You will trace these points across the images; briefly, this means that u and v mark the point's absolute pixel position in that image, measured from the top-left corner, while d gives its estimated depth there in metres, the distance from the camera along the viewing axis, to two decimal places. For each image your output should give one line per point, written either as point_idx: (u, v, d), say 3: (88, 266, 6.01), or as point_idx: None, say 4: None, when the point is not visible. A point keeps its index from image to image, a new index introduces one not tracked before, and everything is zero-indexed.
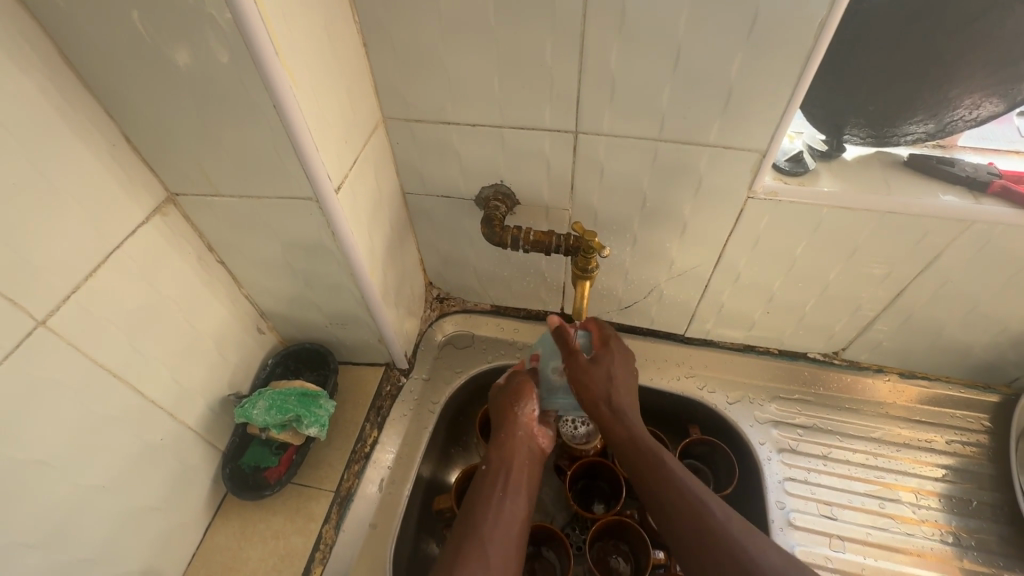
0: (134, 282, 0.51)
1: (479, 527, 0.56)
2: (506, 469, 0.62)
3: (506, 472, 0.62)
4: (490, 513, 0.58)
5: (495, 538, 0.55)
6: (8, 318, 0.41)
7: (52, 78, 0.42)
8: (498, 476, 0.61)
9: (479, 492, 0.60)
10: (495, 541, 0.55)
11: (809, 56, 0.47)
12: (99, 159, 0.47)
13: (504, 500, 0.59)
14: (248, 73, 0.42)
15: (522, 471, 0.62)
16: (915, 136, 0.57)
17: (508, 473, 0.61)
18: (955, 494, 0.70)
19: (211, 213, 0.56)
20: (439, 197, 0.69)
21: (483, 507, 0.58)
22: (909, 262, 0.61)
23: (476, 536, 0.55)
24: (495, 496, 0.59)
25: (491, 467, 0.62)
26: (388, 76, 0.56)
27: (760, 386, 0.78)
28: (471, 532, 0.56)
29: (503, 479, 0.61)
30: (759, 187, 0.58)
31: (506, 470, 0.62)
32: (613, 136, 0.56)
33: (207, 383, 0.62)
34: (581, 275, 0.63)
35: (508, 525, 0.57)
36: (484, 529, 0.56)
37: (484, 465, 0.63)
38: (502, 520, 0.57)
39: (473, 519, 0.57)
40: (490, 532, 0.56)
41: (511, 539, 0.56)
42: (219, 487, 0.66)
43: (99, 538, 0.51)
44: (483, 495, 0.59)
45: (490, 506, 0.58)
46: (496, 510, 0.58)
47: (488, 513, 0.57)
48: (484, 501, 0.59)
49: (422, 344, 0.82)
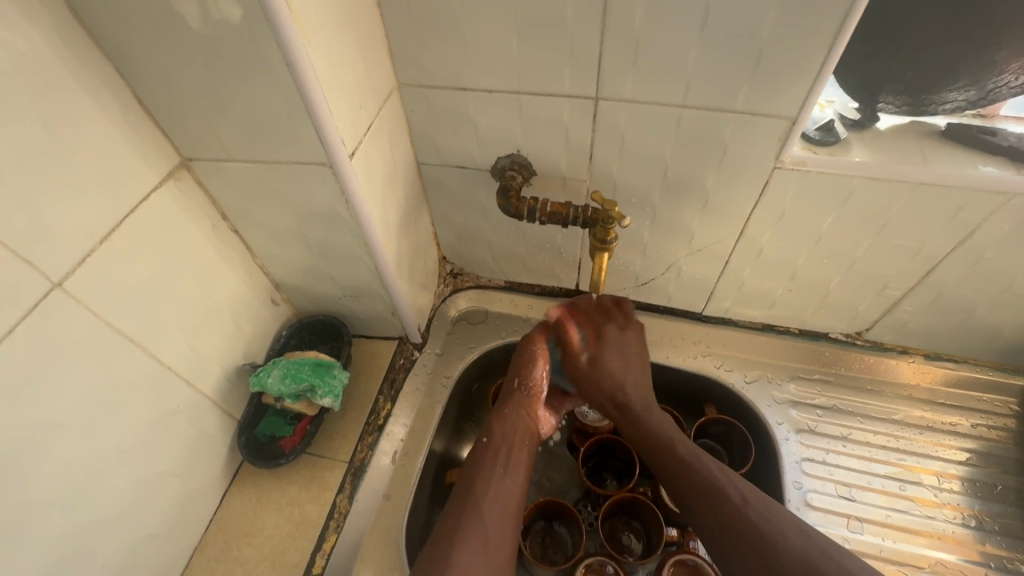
0: (149, 247, 0.51)
1: (477, 502, 0.55)
2: (507, 447, 0.61)
3: (506, 449, 0.61)
4: (490, 489, 0.57)
5: (493, 514, 0.54)
6: (25, 279, 0.41)
7: (63, 35, 0.41)
8: (498, 452, 0.60)
9: (479, 467, 0.59)
10: (493, 518, 0.54)
11: (848, 14, 0.44)
12: (112, 120, 0.46)
13: (504, 477, 0.58)
14: (260, 30, 0.40)
15: (521, 450, 0.62)
16: (955, 104, 0.54)
17: (507, 451, 0.61)
18: (978, 478, 0.68)
19: (224, 180, 0.55)
20: (454, 168, 0.68)
21: (482, 484, 0.57)
22: (943, 237, 0.58)
23: (474, 512, 0.54)
24: (495, 473, 0.58)
25: (492, 442, 0.61)
26: (403, 39, 0.55)
27: (779, 366, 0.77)
28: (470, 508, 0.55)
29: (503, 457, 0.60)
30: (787, 157, 0.55)
31: (511, 446, 0.61)
32: (635, 102, 0.54)
33: (222, 352, 0.62)
34: (599, 246, 0.62)
35: (507, 502, 0.56)
36: (483, 505, 0.55)
37: (485, 440, 0.62)
38: (501, 497, 0.56)
39: (473, 496, 0.56)
40: (489, 504, 0.55)
41: (509, 516, 0.55)
42: (235, 455, 0.67)
43: (118, 500, 0.52)
44: (484, 471, 0.58)
45: (490, 482, 0.57)
46: (494, 489, 0.57)
47: (488, 490, 0.56)
48: (484, 477, 0.58)
49: (436, 319, 0.82)
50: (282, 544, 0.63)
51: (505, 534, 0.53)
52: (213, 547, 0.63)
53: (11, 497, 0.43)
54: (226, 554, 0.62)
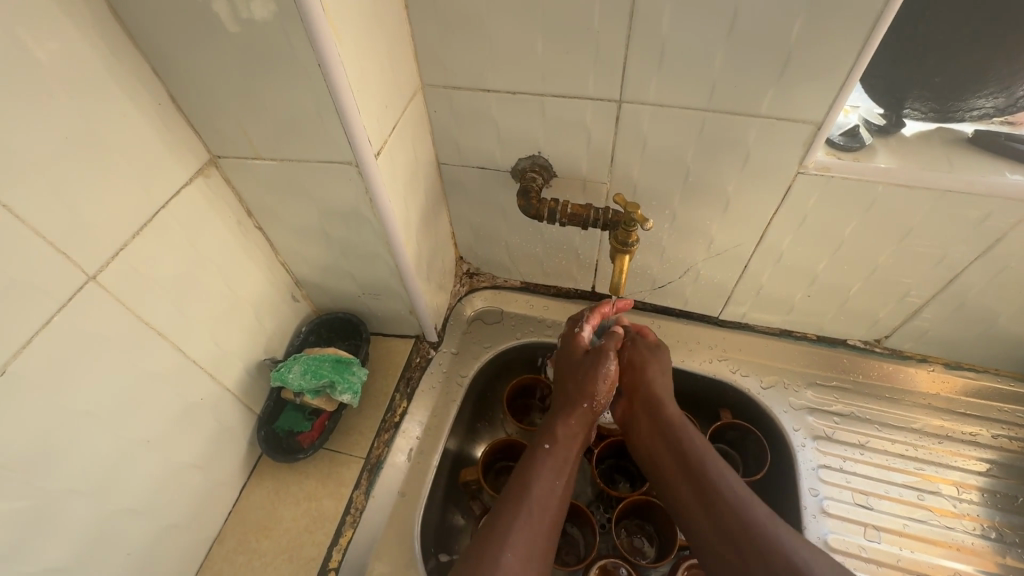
0: (178, 242, 0.52)
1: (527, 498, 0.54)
2: (568, 455, 0.59)
3: (562, 449, 0.59)
4: (543, 493, 0.55)
5: (542, 523, 0.53)
6: (62, 271, 0.42)
7: (102, 33, 0.42)
8: (558, 461, 0.58)
9: (538, 470, 0.57)
10: (542, 526, 0.53)
11: (877, 20, 0.44)
12: (146, 117, 0.47)
13: (558, 486, 0.56)
14: (294, 30, 0.41)
15: (579, 460, 0.60)
16: (983, 111, 0.54)
17: (567, 459, 0.59)
18: (998, 490, 0.68)
19: (251, 177, 0.56)
20: (475, 169, 0.68)
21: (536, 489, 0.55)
22: (968, 244, 0.58)
23: (524, 517, 0.53)
24: (553, 482, 0.56)
25: (555, 447, 0.59)
26: (429, 41, 0.55)
27: (796, 371, 0.76)
28: (522, 511, 0.53)
29: (562, 463, 0.58)
30: (811, 162, 0.55)
31: (564, 444, 0.60)
32: (658, 106, 0.54)
33: (244, 346, 0.63)
34: (620, 249, 0.62)
35: (556, 511, 0.55)
36: (535, 511, 0.53)
37: (547, 444, 0.59)
38: (552, 506, 0.55)
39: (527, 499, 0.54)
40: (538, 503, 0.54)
41: (554, 526, 0.54)
42: (254, 449, 0.68)
43: (143, 490, 0.53)
44: (536, 465, 0.57)
45: (543, 477, 0.56)
46: (548, 498, 0.55)
47: (542, 495, 0.55)
48: (541, 482, 0.56)
49: (452, 318, 0.82)
50: (299, 538, 0.63)
51: (548, 544, 0.52)
52: (232, 539, 0.64)
53: (44, 483, 0.44)
54: (245, 546, 0.63)
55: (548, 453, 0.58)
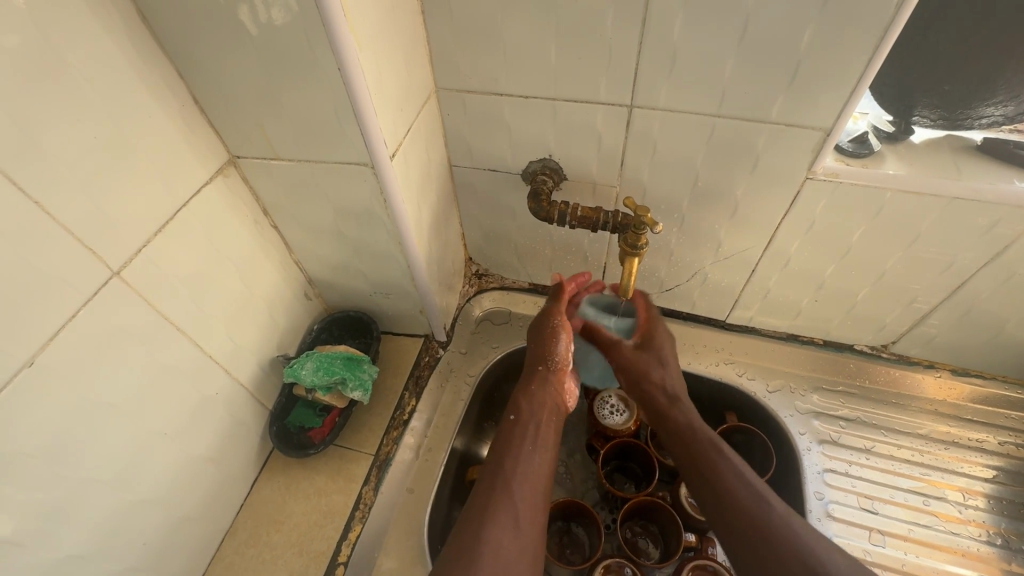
0: (197, 240, 0.53)
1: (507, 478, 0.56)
2: (533, 424, 0.62)
3: (535, 426, 0.62)
4: (519, 466, 0.57)
5: (523, 493, 0.55)
6: (87, 266, 0.44)
7: (129, 35, 0.44)
8: (525, 429, 0.61)
9: (508, 444, 0.60)
10: (523, 495, 0.55)
11: (888, 29, 0.44)
12: (170, 117, 0.48)
13: (534, 455, 0.59)
14: (316, 35, 0.42)
15: (547, 427, 0.63)
16: (992, 119, 0.54)
17: (534, 429, 0.61)
18: (1004, 496, 0.68)
19: (269, 177, 0.57)
20: (486, 171, 0.69)
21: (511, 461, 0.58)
22: (975, 252, 0.58)
23: (504, 489, 0.55)
24: (523, 449, 0.59)
25: (520, 418, 0.62)
26: (444, 45, 0.57)
27: (802, 375, 0.77)
28: (501, 486, 0.55)
29: (529, 433, 0.61)
30: (820, 169, 0.56)
31: (536, 423, 0.62)
32: (669, 111, 0.55)
33: (258, 342, 0.64)
34: (630, 252, 0.62)
35: (535, 480, 0.57)
36: (513, 482, 0.56)
37: (513, 416, 0.63)
38: (530, 475, 0.57)
39: (504, 472, 0.57)
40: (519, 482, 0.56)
41: (538, 497, 0.56)
42: (266, 444, 0.69)
43: (160, 481, 0.54)
44: (512, 445, 0.59)
45: (520, 456, 0.58)
46: (523, 467, 0.57)
47: (517, 466, 0.57)
48: (513, 453, 0.58)
49: (461, 318, 0.83)
50: (309, 532, 0.64)
51: (533, 514, 0.54)
52: (243, 532, 0.65)
53: (66, 472, 0.45)
54: (256, 540, 0.64)
55: (513, 424, 0.62)
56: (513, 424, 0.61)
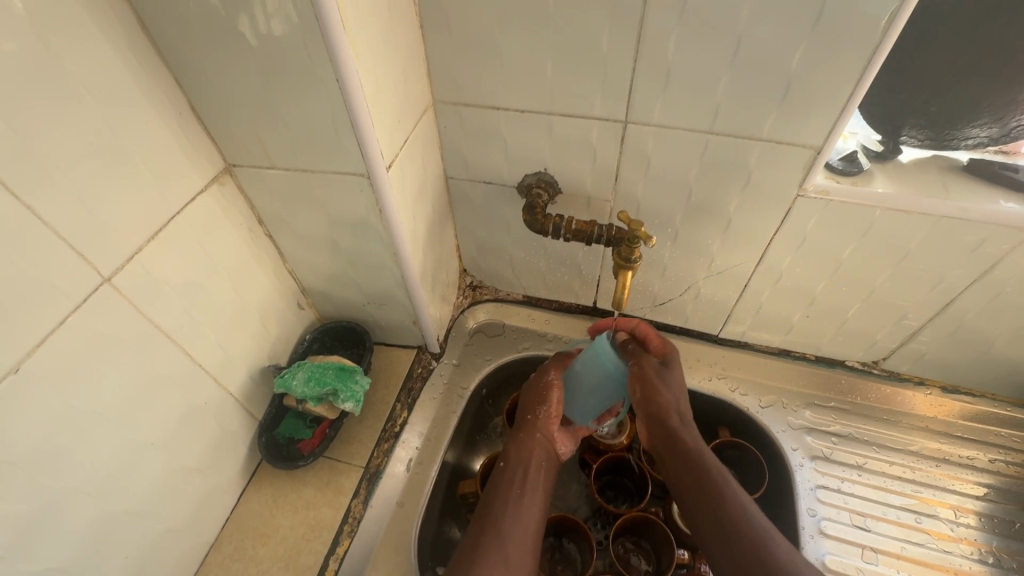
0: (190, 249, 0.53)
1: (496, 523, 0.57)
2: (522, 470, 0.62)
3: (524, 473, 0.62)
4: (508, 510, 0.59)
5: (523, 529, 0.58)
6: (78, 272, 0.43)
7: (130, 45, 0.44)
8: (516, 477, 0.62)
9: (498, 486, 0.61)
10: (512, 538, 0.56)
11: (875, 52, 0.46)
12: (168, 125, 0.49)
13: (531, 492, 0.61)
14: (315, 46, 0.43)
15: (536, 475, 0.63)
16: (977, 140, 0.56)
17: (523, 477, 0.62)
18: (996, 515, 0.68)
19: (264, 185, 0.57)
20: (481, 184, 0.69)
21: (504, 506, 0.59)
22: (964, 269, 0.59)
23: (506, 525, 0.57)
24: (518, 499, 0.60)
25: (509, 465, 0.63)
26: (441, 59, 0.57)
27: (793, 391, 0.77)
28: (489, 529, 0.57)
29: (520, 477, 0.62)
30: (811, 186, 0.57)
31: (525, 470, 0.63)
32: (662, 127, 0.56)
33: (249, 352, 0.63)
34: (623, 266, 0.62)
35: (526, 524, 0.58)
36: (502, 525, 0.57)
37: (502, 463, 0.64)
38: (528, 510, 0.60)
39: (491, 516, 0.58)
40: (508, 529, 0.57)
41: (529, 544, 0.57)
42: (255, 455, 0.68)
43: (146, 492, 0.53)
44: (502, 491, 0.60)
45: (508, 502, 0.59)
46: (517, 509, 0.59)
47: (507, 510, 0.59)
48: (501, 498, 0.60)
49: (454, 330, 0.83)
50: (295, 547, 0.63)
51: (524, 555, 0.56)
52: (227, 546, 0.64)
53: (51, 482, 0.44)
54: (242, 553, 0.63)
55: (502, 470, 0.63)
56: (502, 471, 0.62)
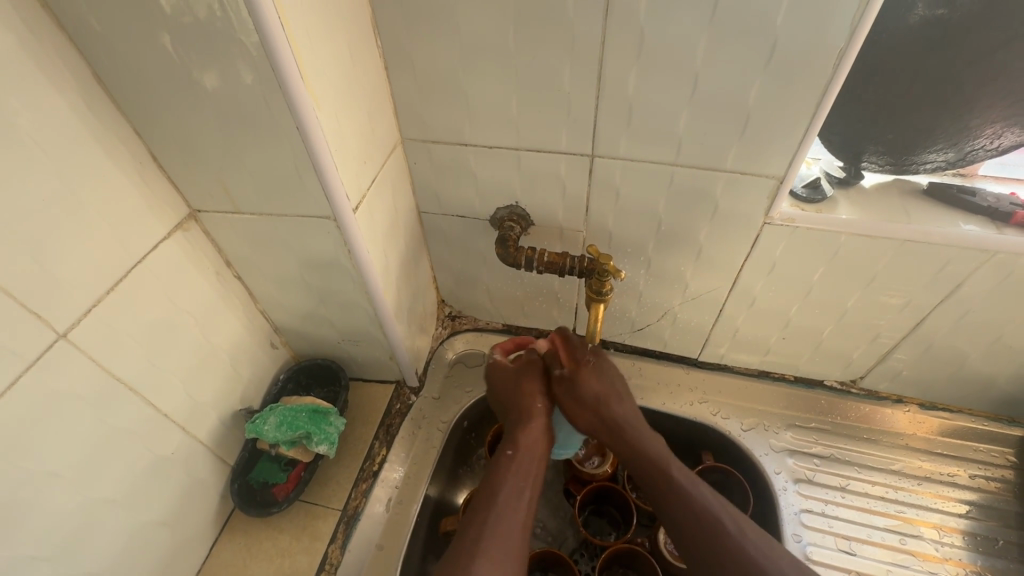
0: (155, 296, 0.52)
1: (496, 514, 0.56)
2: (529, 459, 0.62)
3: (524, 466, 0.61)
4: (502, 500, 0.57)
5: (514, 529, 0.56)
6: (31, 330, 0.42)
7: (84, 97, 0.44)
8: (520, 467, 0.61)
9: (499, 475, 0.60)
10: (503, 528, 0.55)
11: (828, 85, 0.47)
12: (126, 174, 0.48)
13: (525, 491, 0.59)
14: (274, 95, 0.43)
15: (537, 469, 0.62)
16: (935, 165, 0.57)
17: (526, 468, 0.61)
18: (979, 533, 0.67)
19: (230, 229, 0.57)
20: (454, 217, 0.70)
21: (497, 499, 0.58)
22: (931, 290, 0.60)
23: (496, 524, 0.55)
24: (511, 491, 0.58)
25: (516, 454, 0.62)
26: (407, 98, 0.58)
27: (775, 413, 0.77)
28: (481, 523, 0.55)
29: (524, 464, 0.61)
30: (777, 214, 0.57)
31: (528, 461, 0.62)
32: (628, 160, 0.57)
33: (219, 397, 0.62)
34: (595, 298, 0.63)
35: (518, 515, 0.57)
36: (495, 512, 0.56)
37: (510, 451, 0.62)
38: (520, 511, 0.57)
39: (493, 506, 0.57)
40: (499, 518, 0.56)
41: (516, 539, 0.55)
42: (227, 502, 0.66)
43: (107, 550, 0.51)
44: (501, 479, 0.59)
45: (505, 491, 0.58)
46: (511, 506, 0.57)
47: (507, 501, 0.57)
48: (502, 486, 0.59)
49: (433, 362, 0.82)
50: None
51: (516, 544, 0.55)
52: None
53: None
54: None
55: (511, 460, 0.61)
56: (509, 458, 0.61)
